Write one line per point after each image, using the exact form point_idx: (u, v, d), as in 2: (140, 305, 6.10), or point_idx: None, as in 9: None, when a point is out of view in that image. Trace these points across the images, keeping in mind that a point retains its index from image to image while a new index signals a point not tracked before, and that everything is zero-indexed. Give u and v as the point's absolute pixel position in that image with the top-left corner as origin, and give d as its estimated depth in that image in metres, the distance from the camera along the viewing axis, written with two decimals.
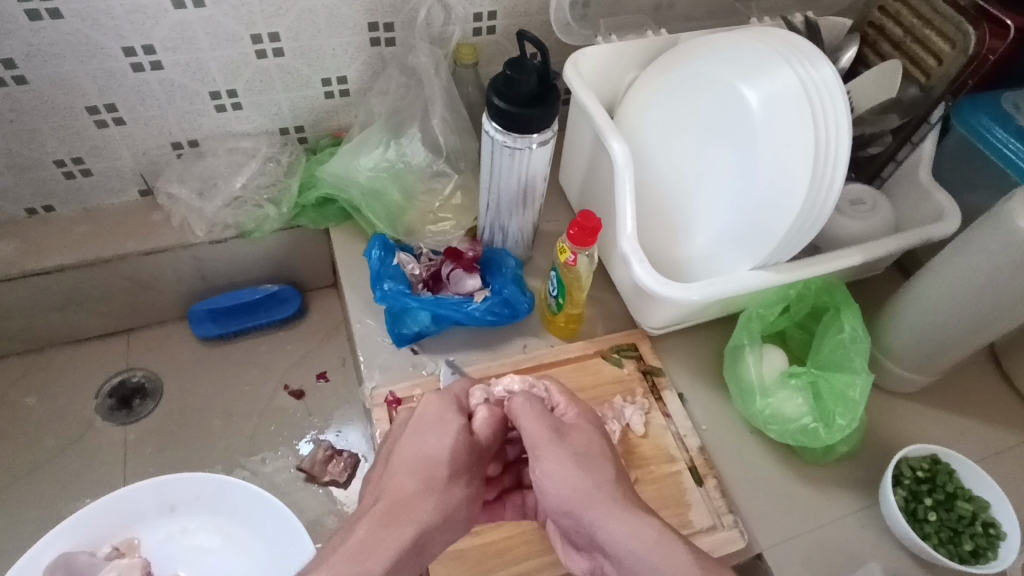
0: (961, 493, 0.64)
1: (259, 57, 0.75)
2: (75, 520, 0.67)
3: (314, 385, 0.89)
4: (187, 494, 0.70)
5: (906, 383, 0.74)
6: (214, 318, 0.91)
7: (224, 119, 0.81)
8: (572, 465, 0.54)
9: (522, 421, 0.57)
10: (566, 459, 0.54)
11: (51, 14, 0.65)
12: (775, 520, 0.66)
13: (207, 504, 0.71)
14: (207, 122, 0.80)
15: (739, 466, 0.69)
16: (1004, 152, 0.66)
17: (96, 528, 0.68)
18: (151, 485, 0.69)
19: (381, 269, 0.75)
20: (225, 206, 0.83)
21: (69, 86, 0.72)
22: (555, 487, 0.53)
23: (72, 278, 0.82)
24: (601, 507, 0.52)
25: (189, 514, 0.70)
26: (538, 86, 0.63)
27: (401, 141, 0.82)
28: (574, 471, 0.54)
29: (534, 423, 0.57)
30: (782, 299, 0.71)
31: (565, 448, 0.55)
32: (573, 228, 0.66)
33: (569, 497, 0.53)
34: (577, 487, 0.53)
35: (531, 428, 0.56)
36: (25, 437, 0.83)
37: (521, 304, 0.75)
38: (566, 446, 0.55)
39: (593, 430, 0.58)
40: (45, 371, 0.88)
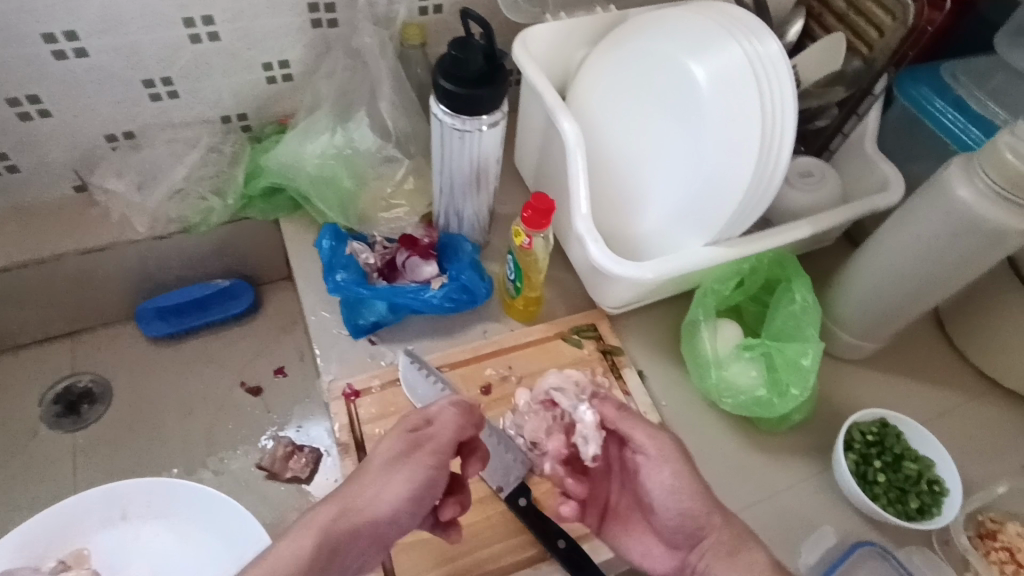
0: (908, 454, 0.66)
1: (193, 41, 0.72)
2: (20, 531, 0.65)
3: (273, 380, 0.87)
4: (141, 499, 0.68)
5: (856, 350, 0.76)
6: (162, 316, 0.88)
7: (160, 108, 0.77)
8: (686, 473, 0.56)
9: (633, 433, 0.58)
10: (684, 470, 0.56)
11: None
12: (733, 489, 0.68)
13: (156, 506, 0.68)
14: (142, 111, 0.76)
15: (698, 440, 0.70)
16: (942, 120, 0.72)
17: (42, 540, 0.65)
18: (104, 489, 0.67)
19: (333, 259, 0.73)
20: (167, 200, 0.80)
21: None
22: (669, 497, 0.56)
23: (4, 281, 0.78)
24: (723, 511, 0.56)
25: (141, 520, 0.68)
26: (485, 65, 0.61)
27: (349, 126, 0.79)
28: (694, 481, 0.56)
29: (644, 436, 0.57)
30: (736, 273, 0.72)
31: (679, 459, 0.57)
32: (527, 211, 0.66)
33: (693, 506, 0.55)
34: (700, 494, 0.56)
35: (644, 437, 0.57)
36: None
37: (479, 289, 0.74)
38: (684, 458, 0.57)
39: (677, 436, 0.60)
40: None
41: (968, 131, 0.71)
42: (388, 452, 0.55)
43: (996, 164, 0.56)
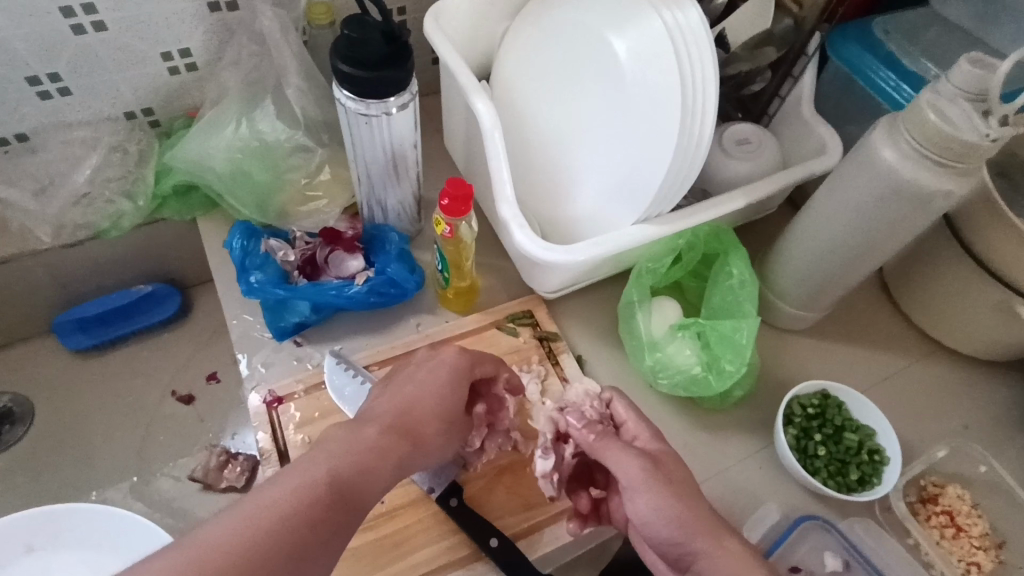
0: (849, 425, 0.65)
1: (76, 33, 0.66)
2: None
3: (206, 387, 0.83)
4: (42, 530, 0.63)
5: (798, 321, 0.74)
6: (83, 328, 0.84)
7: (52, 108, 0.72)
8: (667, 494, 0.51)
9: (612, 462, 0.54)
10: (665, 495, 0.51)
11: None
12: None
13: (65, 534, 0.63)
14: (32, 112, 0.71)
15: None
16: (876, 81, 0.70)
17: None
18: (1, 523, 0.62)
19: (246, 260, 0.69)
20: (71, 206, 0.75)
21: None
22: (655, 523, 0.51)
23: None
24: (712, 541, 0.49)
25: (45, 552, 0.63)
26: (385, 44, 0.57)
27: (254, 115, 0.74)
28: (678, 505, 0.50)
29: (623, 463, 0.53)
30: (671, 250, 0.70)
31: (660, 480, 0.52)
32: (444, 199, 0.62)
33: (674, 531, 0.50)
34: (684, 517, 0.50)
35: (621, 461, 0.53)
36: None
37: (408, 283, 0.71)
38: (664, 480, 0.52)
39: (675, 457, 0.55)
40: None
41: (900, 89, 0.68)
42: (382, 404, 0.53)
43: (919, 124, 0.54)
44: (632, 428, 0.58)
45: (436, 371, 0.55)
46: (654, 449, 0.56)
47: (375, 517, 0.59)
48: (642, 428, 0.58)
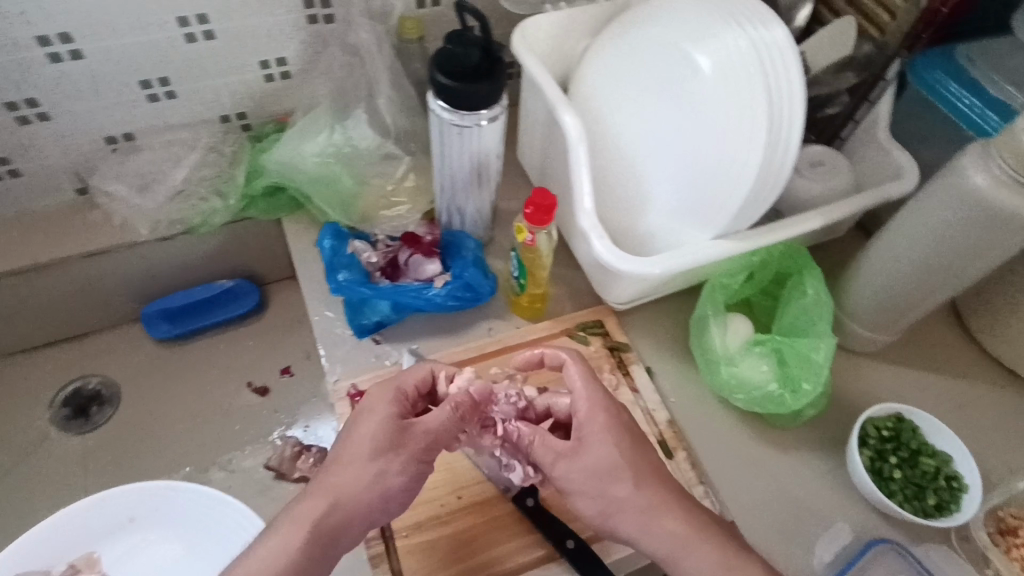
0: (925, 450, 0.65)
1: (187, 41, 0.70)
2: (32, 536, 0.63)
3: (279, 380, 0.86)
4: (146, 504, 0.66)
5: (870, 343, 0.74)
6: (168, 318, 0.88)
7: (157, 110, 0.76)
8: (587, 482, 0.55)
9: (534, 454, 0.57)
10: (587, 482, 0.55)
11: None
12: (746, 486, 0.67)
13: (168, 513, 0.66)
14: (140, 113, 0.76)
15: (709, 437, 0.69)
16: (957, 106, 0.69)
17: (53, 545, 0.63)
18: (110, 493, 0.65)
19: (334, 259, 0.73)
20: (168, 202, 0.79)
21: None
22: (583, 506, 0.55)
23: (10, 285, 0.78)
24: (630, 517, 0.54)
25: (148, 526, 0.65)
26: (483, 59, 0.60)
27: (346, 124, 0.78)
28: (596, 493, 0.54)
29: (543, 450, 0.56)
30: (745, 267, 0.71)
31: (578, 474, 0.55)
32: (528, 208, 0.64)
33: (599, 512, 0.55)
34: (598, 501, 0.54)
35: (539, 453, 0.57)
36: None
37: (482, 287, 0.74)
38: (582, 469, 0.55)
39: (603, 437, 0.56)
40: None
41: (986, 116, 0.68)
42: (346, 443, 0.54)
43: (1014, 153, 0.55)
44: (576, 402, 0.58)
45: (385, 405, 0.55)
46: (582, 430, 0.56)
47: (452, 512, 0.61)
48: (583, 399, 0.58)
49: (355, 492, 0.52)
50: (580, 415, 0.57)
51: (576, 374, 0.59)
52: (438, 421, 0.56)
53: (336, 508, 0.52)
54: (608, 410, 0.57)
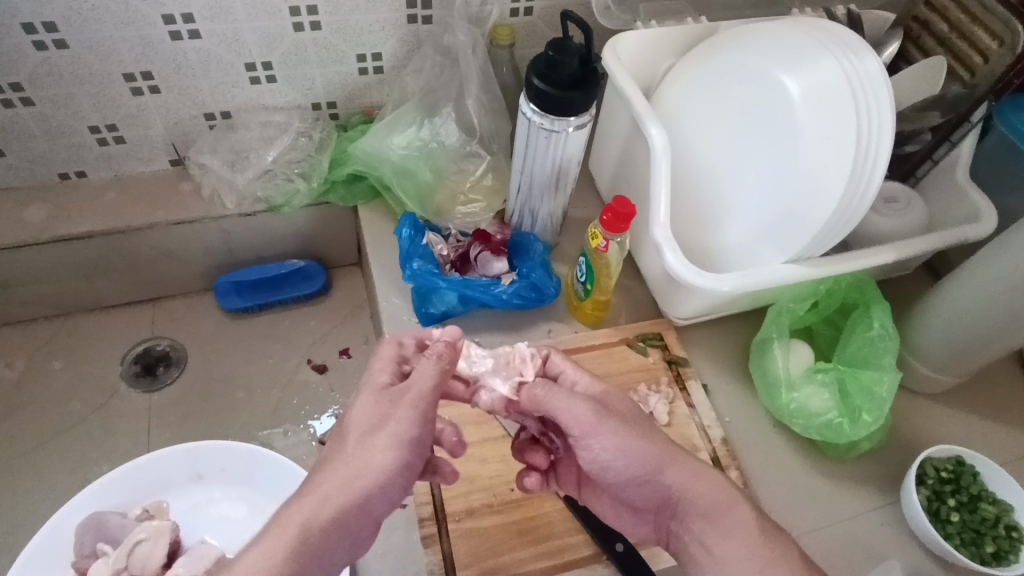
0: (986, 495, 0.63)
1: (296, 30, 0.75)
2: (116, 478, 0.71)
3: (338, 359, 0.90)
4: (216, 464, 0.72)
5: (933, 383, 0.73)
6: (239, 290, 0.92)
7: (257, 91, 0.80)
8: (632, 437, 0.52)
9: (558, 413, 0.53)
10: (620, 428, 0.53)
11: None
12: (798, 513, 0.66)
13: (226, 466, 0.72)
14: (239, 93, 0.80)
15: (761, 457, 0.70)
16: None
17: (134, 489, 0.71)
18: (186, 449, 0.72)
19: (411, 248, 0.75)
20: (256, 179, 0.83)
21: (105, 51, 0.72)
22: (613, 458, 0.53)
23: (98, 244, 0.82)
24: (674, 467, 0.52)
25: (215, 483, 0.72)
26: (580, 68, 0.62)
27: (435, 120, 0.82)
28: (637, 445, 0.52)
29: (571, 410, 0.53)
30: (811, 295, 0.71)
31: (614, 420, 0.53)
32: (607, 213, 0.66)
33: (637, 467, 0.52)
34: (642, 456, 0.52)
35: (572, 413, 0.53)
36: (53, 402, 0.85)
37: (548, 288, 0.75)
38: (613, 417, 0.53)
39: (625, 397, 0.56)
40: (72, 335, 0.89)
41: None
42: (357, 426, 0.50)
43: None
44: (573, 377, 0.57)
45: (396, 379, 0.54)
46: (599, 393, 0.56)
47: (509, 502, 0.63)
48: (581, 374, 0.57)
49: (355, 467, 0.48)
50: (585, 386, 0.56)
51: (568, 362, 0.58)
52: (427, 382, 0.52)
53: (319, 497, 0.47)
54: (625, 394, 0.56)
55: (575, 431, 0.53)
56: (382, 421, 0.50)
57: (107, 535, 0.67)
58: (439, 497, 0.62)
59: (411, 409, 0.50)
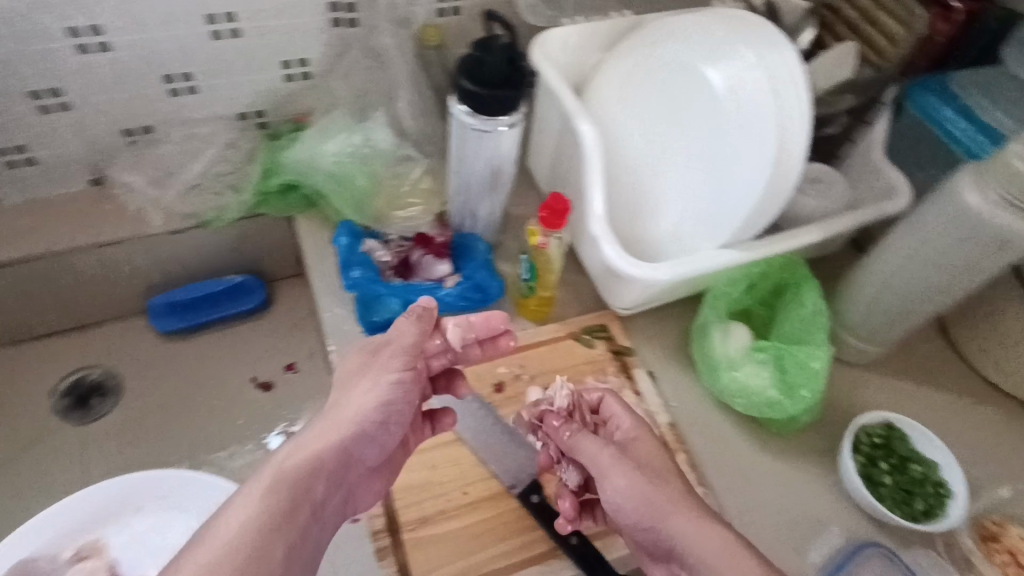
0: (913, 456, 0.67)
1: (215, 38, 0.72)
2: (65, 508, 0.67)
3: (191, 395, 0.85)
4: (163, 486, 0.69)
5: (862, 354, 0.77)
6: (173, 312, 0.88)
7: (94, 107, 0.74)
8: (638, 473, 0.56)
9: (586, 446, 0.58)
10: (631, 470, 0.56)
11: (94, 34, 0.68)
12: (816, 506, 0.68)
13: (179, 493, 0.69)
14: (86, 115, 0.74)
15: (834, 503, 0.69)
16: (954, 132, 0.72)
17: (86, 517, 0.68)
18: (174, 476, 0.69)
19: (350, 256, 0.74)
20: (262, 182, 0.82)
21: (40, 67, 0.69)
22: (621, 494, 0.56)
23: (43, 265, 0.78)
24: (677, 518, 0.53)
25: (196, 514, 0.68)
26: (507, 66, 0.63)
27: (366, 126, 0.81)
28: (645, 484, 0.55)
29: (597, 445, 0.58)
30: (748, 277, 0.73)
31: (629, 462, 0.57)
32: (544, 211, 0.67)
33: (641, 508, 0.54)
34: (654, 496, 0.54)
35: (595, 450, 0.58)
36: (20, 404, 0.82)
37: (492, 289, 0.76)
38: (628, 458, 0.57)
39: (649, 441, 0.60)
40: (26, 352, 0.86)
41: (976, 140, 0.71)
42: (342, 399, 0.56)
43: (1008, 173, 0.57)
44: (620, 420, 0.61)
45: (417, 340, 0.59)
46: (623, 438, 0.60)
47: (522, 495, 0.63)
48: (629, 417, 0.61)
49: (332, 428, 0.54)
50: (625, 431, 0.61)
51: (620, 407, 0.62)
52: (391, 363, 0.57)
53: (337, 454, 0.53)
54: (651, 450, 0.59)
55: (596, 467, 0.58)
56: (380, 386, 0.56)
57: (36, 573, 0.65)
58: (396, 508, 0.62)
59: (389, 365, 0.57)
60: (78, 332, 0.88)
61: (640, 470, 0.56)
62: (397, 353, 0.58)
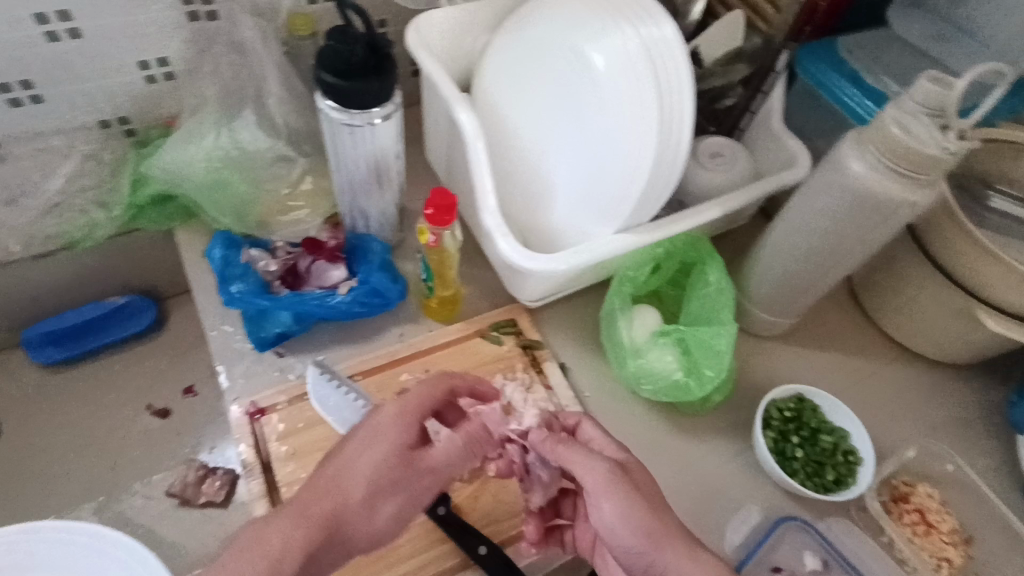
0: (824, 427, 0.67)
1: (50, 41, 0.64)
2: None
3: (79, 432, 0.79)
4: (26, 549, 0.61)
5: (771, 326, 0.76)
6: (54, 341, 0.81)
7: None
8: (637, 503, 0.51)
9: (573, 466, 0.54)
10: (619, 497, 0.52)
11: None
12: (731, 483, 0.68)
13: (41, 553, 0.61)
14: None
15: (748, 476, 0.68)
16: (842, 97, 0.70)
17: None
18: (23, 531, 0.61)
19: (229, 270, 0.69)
20: (135, 194, 0.75)
21: None
22: (616, 528, 0.51)
23: None
24: (668, 546, 0.50)
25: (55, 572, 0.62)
26: (370, 55, 0.58)
27: (234, 126, 0.74)
28: (635, 515, 0.51)
29: (585, 465, 0.54)
30: (649, 258, 0.71)
31: (625, 483, 0.52)
32: (428, 209, 0.63)
33: (636, 542, 0.50)
34: (640, 530, 0.50)
35: (584, 469, 0.54)
36: None
37: (391, 291, 0.71)
38: (628, 483, 0.52)
39: (643, 467, 0.55)
40: None
41: (863, 105, 0.69)
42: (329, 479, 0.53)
43: (881, 136, 0.56)
44: (605, 441, 0.57)
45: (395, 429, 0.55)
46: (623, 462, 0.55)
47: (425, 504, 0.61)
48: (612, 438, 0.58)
49: (295, 524, 0.49)
50: (610, 453, 0.57)
51: (597, 427, 0.59)
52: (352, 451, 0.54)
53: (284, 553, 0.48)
54: (645, 472, 0.55)
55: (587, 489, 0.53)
56: (358, 475, 0.53)
57: None
58: None
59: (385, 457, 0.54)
60: None
61: (629, 494, 0.52)
62: (370, 434, 0.55)
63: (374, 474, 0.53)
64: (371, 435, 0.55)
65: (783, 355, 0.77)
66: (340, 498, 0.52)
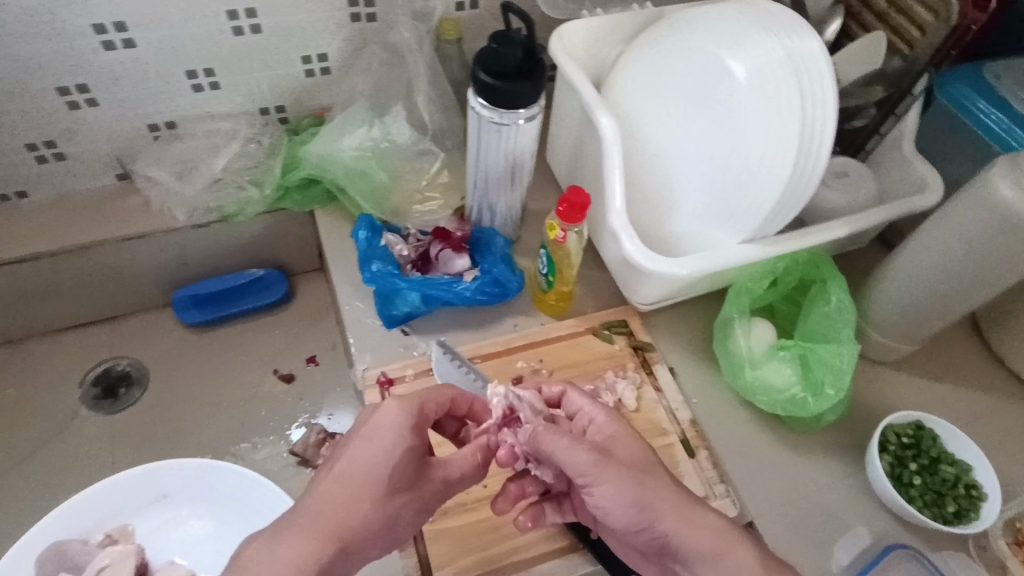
0: (946, 458, 0.65)
1: (235, 34, 0.72)
2: (67, 510, 0.67)
3: (214, 388, 0.86)
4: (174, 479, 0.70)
5: (890, 352, 0.74)
6: (198, 304, 0.90)
7: (120, 103, 0.75)
8: (627, 481, 0.52)
9: (557, 450, 0.53)
10: (613, 474, 0.52)
11: (119, 31, 0.69)
12: (839, 502, 0.67)
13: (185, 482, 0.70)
14: (111, 111, 0.76)
15: (857, 497, 0.67)
16: (986, 122, 0.71)
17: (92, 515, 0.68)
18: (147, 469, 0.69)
19: (370, 251, 0.75)
20: (285, 176, 0.82)
21: (70, 66, 0.70)
22: (615, 509, 0.52)
23: (63, 261, 0.80)
24: (669, 516, 0.51)
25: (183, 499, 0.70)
26: (524, 59, 0.62)
27: (385, 120, 0.80)
28: (631, 491, 0.51)
29: (570, 452, 0.52)
30: (770, 273, 0.71)
31: (610, 464, 0.52)
32: (562, 205, 0.66)
33: (633, 515, 0.51)
34: (638, 504, 0.51)
35: (570, 457, 0.52)
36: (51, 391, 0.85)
37: (511, 283, 0.75)
38: (616, 461, 0.53)
39: (627, 435, 0.56)
40: (50, 342, 0.88)
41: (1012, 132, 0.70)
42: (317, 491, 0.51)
43: None
44: (589, 413, 0.58)
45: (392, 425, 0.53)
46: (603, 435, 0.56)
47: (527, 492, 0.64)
48: (597, 407, 0.58)
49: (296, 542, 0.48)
50: (600, 425, 0.57)
51: (579, 396, 0.59)
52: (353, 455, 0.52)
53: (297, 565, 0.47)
54: (633, 439, 0.55)
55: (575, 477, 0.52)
56: (351, 478, 0.51)
57: (70, 564, 0.66)
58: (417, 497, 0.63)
59: (378, 457, 0.52)
60: (103, 327, 0.90)
61: (628, 470, 0.52)
62: (368, 431, 0.53)
63: (390, 497, 0.51)
64: (368, 434, 0.53)
65: (897, 382, 0.75)
66: (348, 504, 0.50)
